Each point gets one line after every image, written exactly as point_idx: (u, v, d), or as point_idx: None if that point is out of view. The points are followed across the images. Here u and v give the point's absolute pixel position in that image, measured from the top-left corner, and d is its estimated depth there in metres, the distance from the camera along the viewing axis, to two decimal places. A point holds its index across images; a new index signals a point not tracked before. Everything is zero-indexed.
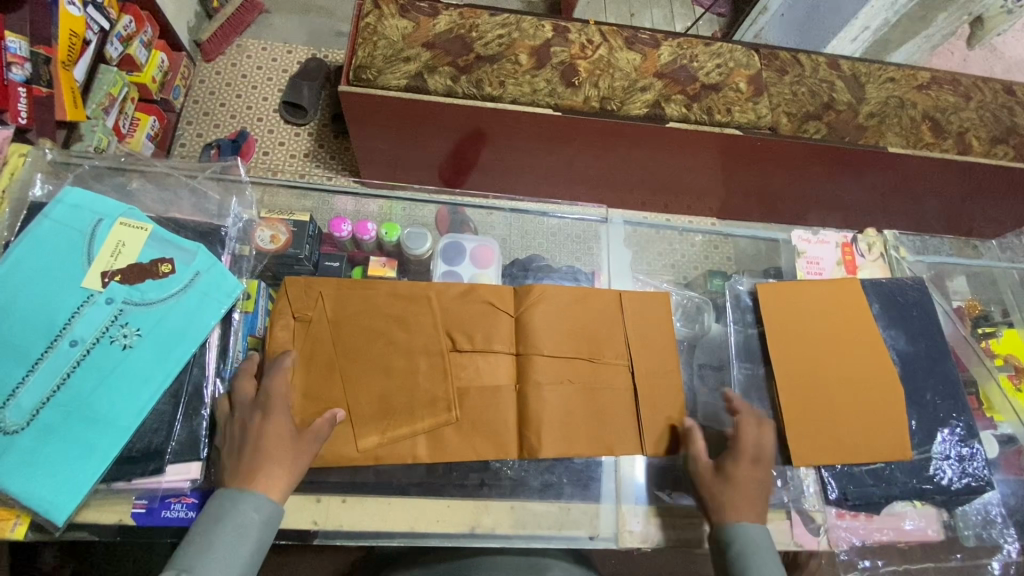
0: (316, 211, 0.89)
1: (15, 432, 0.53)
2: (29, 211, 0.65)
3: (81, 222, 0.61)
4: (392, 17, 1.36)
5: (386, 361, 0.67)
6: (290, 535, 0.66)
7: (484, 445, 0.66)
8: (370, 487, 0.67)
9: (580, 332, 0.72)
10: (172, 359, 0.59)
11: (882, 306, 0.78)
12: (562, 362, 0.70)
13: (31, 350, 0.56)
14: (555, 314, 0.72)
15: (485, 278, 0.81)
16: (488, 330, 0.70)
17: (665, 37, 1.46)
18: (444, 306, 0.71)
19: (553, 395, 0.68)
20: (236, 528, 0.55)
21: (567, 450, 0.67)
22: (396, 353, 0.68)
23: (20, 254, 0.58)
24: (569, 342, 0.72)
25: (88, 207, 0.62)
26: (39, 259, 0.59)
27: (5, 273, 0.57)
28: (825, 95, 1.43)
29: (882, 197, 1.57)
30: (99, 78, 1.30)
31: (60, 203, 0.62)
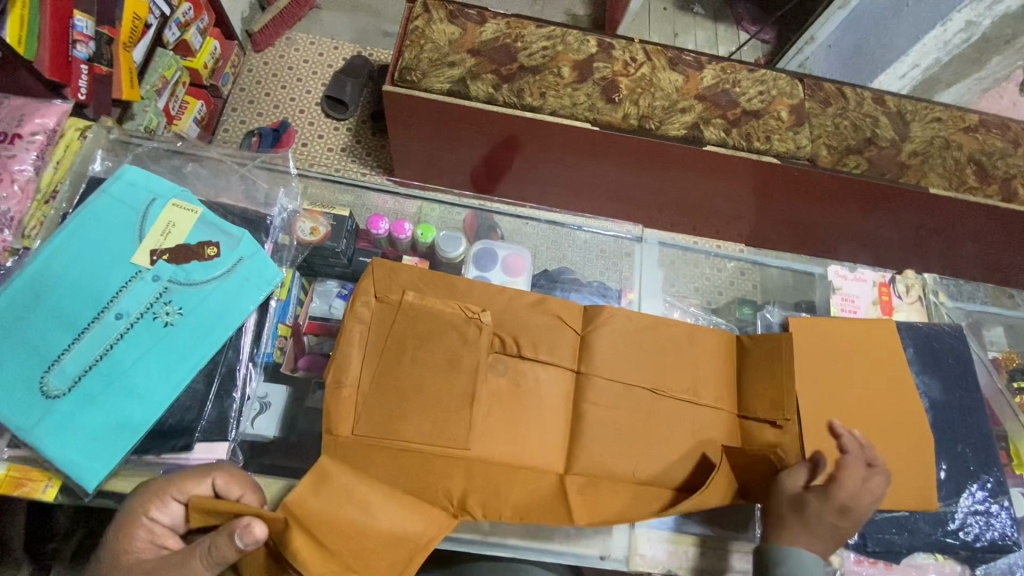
0: (354, 208, 0.91)
1: (57, 396, 0.55)
2: (89, 185, 0.67)
3: (136, 200, 0.64)
4: (440, 21, 1.38)
5: (453, 355, 0.67)
6: None
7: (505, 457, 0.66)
8: None
9: (645, 359, 0.72)
10: (209, 340, 0.60)
11: (917, 350, 0.76)
12: (620, 386, 0.71)
13: (80, 319, 0.58)
14: (619, 339, 0.73)
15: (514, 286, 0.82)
16: (552, 343, 0.71)
17: (709, 60, 1.45)
18: (513, 311, 0.73)
19: (605, 423, 0.68)
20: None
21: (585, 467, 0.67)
22: (449, 363, 0.67)
23: (77, 226, 0.61)
24: (628, 363, 0.72)
25: (144, 187, 0.64)
26: (93, 232, 0.61)
27: (61, 244, 0.60)
28: (868, 130, 1.42)
29: (918, 238, 1.54)
30: (155, 61, 1.35)
31: (119, 180, 0.64)
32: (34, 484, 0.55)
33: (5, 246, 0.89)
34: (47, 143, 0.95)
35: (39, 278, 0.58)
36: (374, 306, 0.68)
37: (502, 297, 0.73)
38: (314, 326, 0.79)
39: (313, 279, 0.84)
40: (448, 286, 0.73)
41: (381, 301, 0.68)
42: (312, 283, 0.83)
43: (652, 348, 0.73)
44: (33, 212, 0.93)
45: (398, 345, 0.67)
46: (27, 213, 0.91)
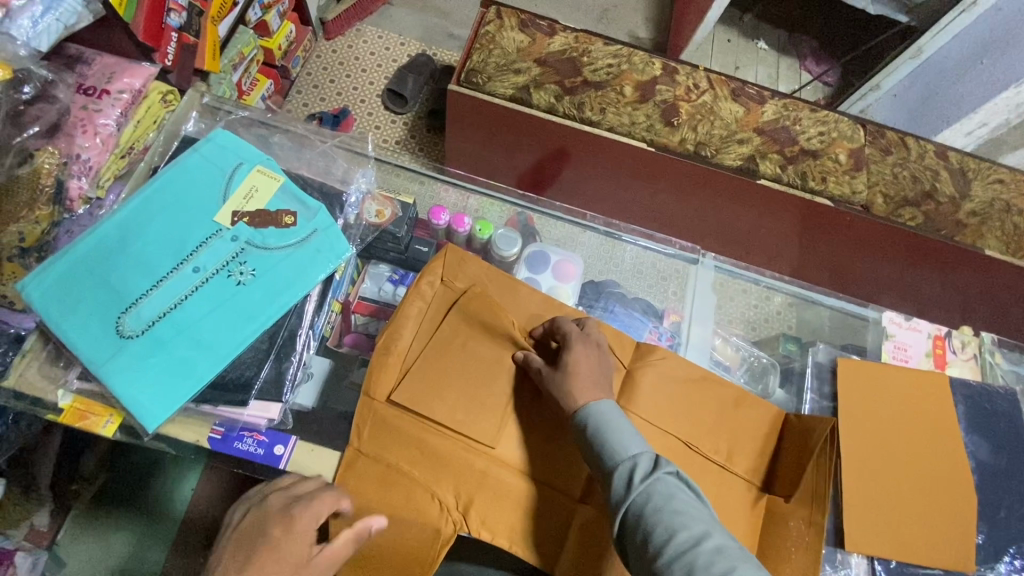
0: (419, 196, 0.93)
1: (130, 337, 0.57)
2: (182, 143, 0.71)
3: (224, 162, 0.67)
4: (511, 29, 1.41)
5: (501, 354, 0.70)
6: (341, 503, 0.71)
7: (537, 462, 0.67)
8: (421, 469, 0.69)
9: (689, 385, 0.73)
10: (277, 303, 0.61)
11: (968, 408, 0.74)
12: (661, 406, 0.71)
13: (160, 268, 0.61)
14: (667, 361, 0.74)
15: (563, 292, 0.84)
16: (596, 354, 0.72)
17: (772, 95, 1.45)
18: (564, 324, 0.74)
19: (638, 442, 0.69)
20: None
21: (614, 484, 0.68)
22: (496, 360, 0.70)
23: (170, 180, 0.64)
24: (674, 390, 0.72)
25: (233, 151, 0.67)
26: (183, 188, 0.64)
27: (152, 196, 0.63)
28: (927, 183, 1.39)
29: (965, 300, 1.49)
30: (235, 37, 1.41)
31: (211, 142, 0.68)
32: (97, 418, 0.58)
33: (80, 194, 0.94)
34: (131, 102, 1.00)
35: (128, 225, 0.62)
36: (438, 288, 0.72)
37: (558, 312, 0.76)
38: (363, 307, 0.82)
39: (367, 261, 0.85)
40: (502, 281, 0.75)
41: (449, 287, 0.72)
42: (366, 265, 0.85)
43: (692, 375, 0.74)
44: (109, 165, 0.98)
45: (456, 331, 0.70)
46: (104, 165, 0.96)
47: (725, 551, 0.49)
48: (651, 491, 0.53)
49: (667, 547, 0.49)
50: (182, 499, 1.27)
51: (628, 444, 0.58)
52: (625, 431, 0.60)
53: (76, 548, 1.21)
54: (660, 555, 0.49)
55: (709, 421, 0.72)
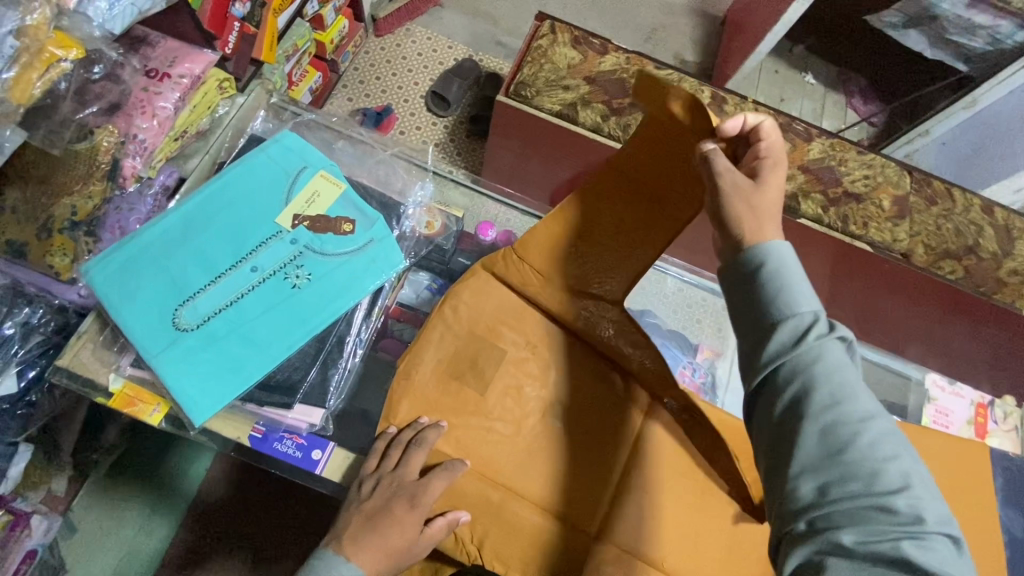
0: (469, 209, 0.94)
1: (185, 330, 0.59)
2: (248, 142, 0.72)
3: (289, 164, 0.68)
4: (563, 45, 1.41)
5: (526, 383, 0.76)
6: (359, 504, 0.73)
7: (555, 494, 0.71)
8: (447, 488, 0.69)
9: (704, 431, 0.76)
10: (329, 310, 0.62)
11: (1006, 481, 0.73)
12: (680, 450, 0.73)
13: (220, 263, 0.62)
14: (685, 408, 0.76)
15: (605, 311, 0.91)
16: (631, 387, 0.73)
17: (819, 134, 1.44)
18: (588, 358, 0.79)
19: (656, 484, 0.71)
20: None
21: (634, 522, 0.69)
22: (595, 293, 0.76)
23: (235, 177, 0.66)
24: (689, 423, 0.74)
25: (298, 154, 0.68)
26: (247, 186, 0.66)
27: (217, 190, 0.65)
28: (970, 238, 1.37)
29: (996, 359, 1.46)
30: (291, 29, 1.43)
31: (277, 142, 0.69)
32: (144, 406, 0.59)
33: (134, 172, 0.96)
34: (190, 87, 1.00)
35: (193, 216, 0.64)
36: (512, 262, 0.77)
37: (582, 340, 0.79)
38: (400, 313, 0.83)
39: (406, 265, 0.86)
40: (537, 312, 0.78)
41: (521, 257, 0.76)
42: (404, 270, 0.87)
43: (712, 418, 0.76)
44: (163, 148, 1.00)
45: (486, 344, 0.76)
46: (157, 147, 0.98)
47: (886, 436, 0.49)
48: (821, 353, 0.50)
49: (822, 415, 0.49)
50: (194, 476, 1.30)
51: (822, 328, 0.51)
52: (800, 279, 0.54)
53: (89, 519, 1.23)
54: (813, 419, 0.49)
55: (728, 467, 0.74)
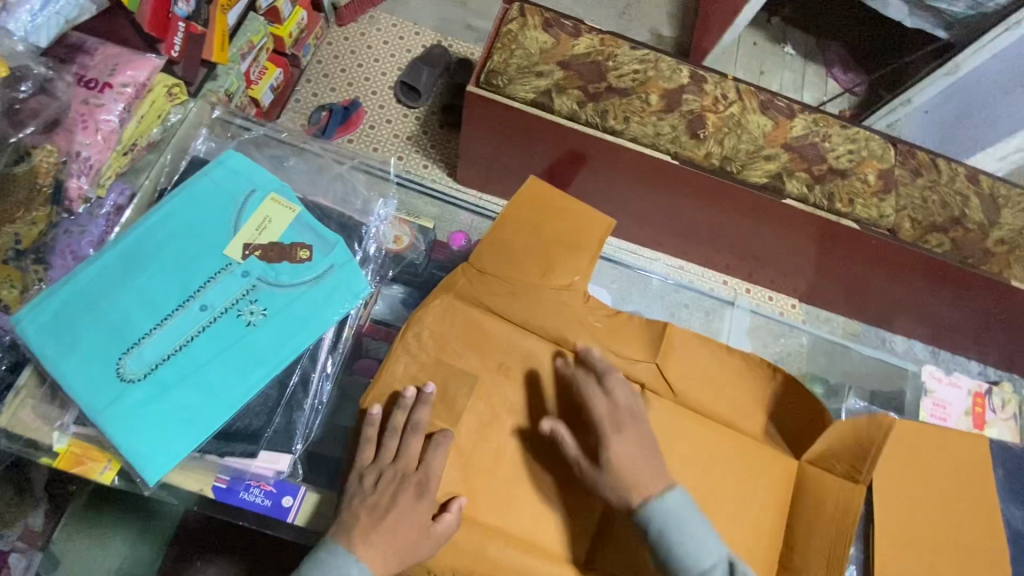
0: (438, 220, 0.93)
1: (131, 381, 0.58)
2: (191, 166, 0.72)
3: (237, 188, 0.67)
4: (534, 28, 1.35)
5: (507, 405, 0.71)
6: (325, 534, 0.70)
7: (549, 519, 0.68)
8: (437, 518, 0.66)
9: (693, 441, 0.73)
10: (290, 346, 0.63)
11: (1007, 472, 0.72)
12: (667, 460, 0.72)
13: (166, 304, 0.62)
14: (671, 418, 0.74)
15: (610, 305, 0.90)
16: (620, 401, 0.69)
17: (802, 109, 1.40)
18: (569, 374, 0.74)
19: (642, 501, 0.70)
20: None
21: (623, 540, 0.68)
22: (559, 291, 0.78)
23: (176, 207, 0.65)
24: (675, 434, 0.73)
25: (245, 177, 0.68)
26: (190, 217, 0.65)
27: (157, 225, 0.64)
28: (956, 209, 1.35)
29: (981, 325, 1.47)
30: (245, 25, 1.34)
31: (221, 165, 0.68)
32: (94, 463, 0.60)
33: (81, 193, 0.89)
34: (135, 97, 0.94)
35: (132, 256, 0.62)
36: (472, 278, 0.78)
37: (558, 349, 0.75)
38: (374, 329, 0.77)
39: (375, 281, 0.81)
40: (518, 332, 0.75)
41: (481, 270, 0.78)
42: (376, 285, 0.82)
43: (701, 432, 0.74)
44: (110, 163, 0.93)
45: (456, 368, 0.71)
46: (105, 164, 0.91)
47: None
48: None
49: None
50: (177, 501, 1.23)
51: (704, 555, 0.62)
52: (684, 534, 0.63)
53: (71, 548, 1.19)
54: None
55: (719, 476, 0.72)
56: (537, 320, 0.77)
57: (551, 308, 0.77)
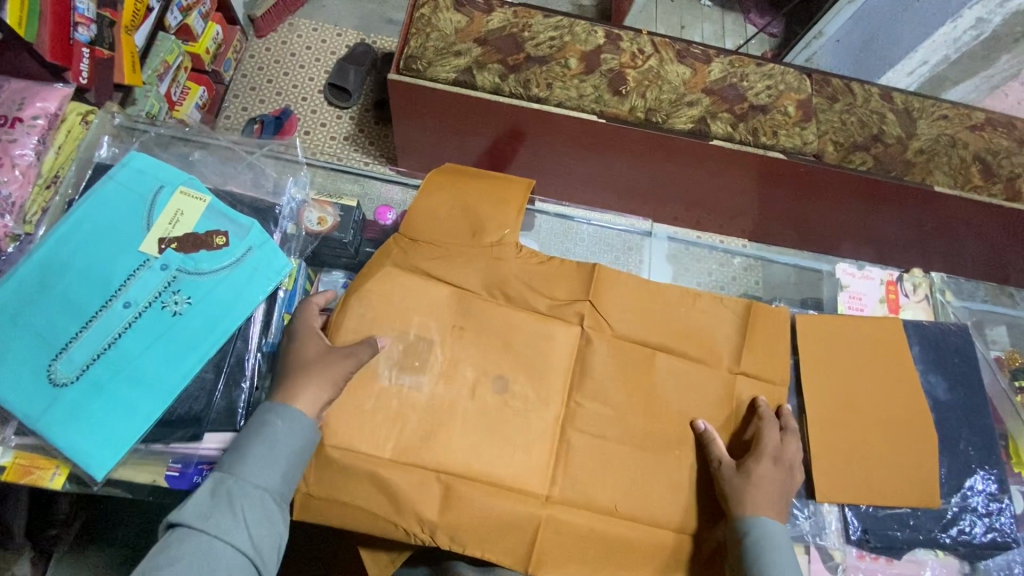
0: (362, 197, 0.97)
1: (65, 383, 0.64)
2: (95, 172, 0.81)
3: (145, 186, 0.74)
4: (446, 10, 1.36)
5: (458, 368, 0.74)
6: None
7: (517, 465, 0.72)
8: (408, 484, 0.69)
9: (633, 373, 0.78)
10: (218, 329, 0.70)
11: (924, 348, 0.84)
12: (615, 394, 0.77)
13: (90, 307, 0.67)
14: (611, 355, 0.78)
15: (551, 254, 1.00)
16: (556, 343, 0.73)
17: (717, 53, 1.43)
18: (511, 328, 0.77)
19: (593, 433, 0.75)
20: (280, 446, 0.64)
21: (585, 476, 0.73)
22: (496, 248, 0.80)
23: (86, 212, 0.70)
24: (617, 369, 0.78)
25: (151, 174, 0.74)
26: (101, 222, 0.71)
27: (69, 235, 0.69)
28: (875, 126, 1.38)
29: (920, 237, 1.48)
30: (156, 46, 1.33)
31: (127, 167, 0.74)
32: (43, 472, 0.64)
33: (6, 231, 0.84)
34: (48, 128, 0.91)
35: (46, 268, 0.67)
36: (406, 246, 0.80)
37: (499, 305, 0.78)
38: None
39: (319, 269, 0.87)
40: (458, 295, 0.77)
41: (413, 238, 0.79)
42: (318, 274, 0.87)
43: (641, 360, 0.78)
44: (35, 198, 0.89)
45: (404, 337, 0.74)
46: (27, 199, 0.87)
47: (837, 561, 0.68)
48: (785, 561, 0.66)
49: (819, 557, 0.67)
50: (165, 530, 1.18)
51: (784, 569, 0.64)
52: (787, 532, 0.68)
53: None
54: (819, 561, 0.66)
55: (665, 403, 0.77)
56: (476, 279, 0.78)
57: (488, 261, 0.79)
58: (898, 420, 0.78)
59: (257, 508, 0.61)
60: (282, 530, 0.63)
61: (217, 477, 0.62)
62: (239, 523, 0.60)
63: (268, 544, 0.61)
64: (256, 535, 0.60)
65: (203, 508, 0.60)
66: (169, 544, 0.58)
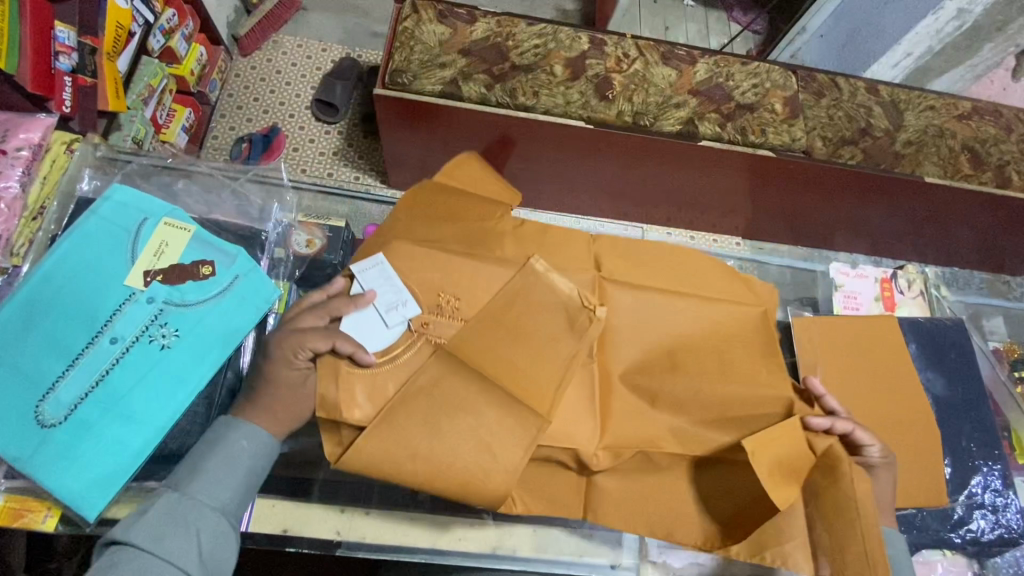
0: (350, 218, 0.97)
1: (53, 426, 0.63)
2: (78, 205, 0.80)
3: (128, 219, 0.73)
4: (430, 22, 1.36)
5: None
6: (269, 539, 0.72)
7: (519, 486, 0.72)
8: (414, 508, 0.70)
9: None
10: (206, 363, 0.69)
11: (920, 346, 0.84)
12: None
13: (76, 345, 0.66)
14: None
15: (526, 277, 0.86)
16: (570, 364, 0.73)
17: (702, 54, 1.43)
18: None
19: None
20: (245, 456, 0.62)
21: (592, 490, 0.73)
22: None
23: (70, 246, 0.70)
24: None
25: (135, 207, 0.74)
26: (84, 256, 0.70)
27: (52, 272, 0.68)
28: (862, 120, 1.37)
29: (914, 229, 1.47)
30: (139, 70, 1.32)
31: (109, 201, 0.73)
32: (34, 514, 0.63)
33: None
34: (33, 158, 0.90)
35: (30, 308, 0.66)
36: None
37: None
38: None
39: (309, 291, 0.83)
40: None
41: None
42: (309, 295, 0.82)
43: None
44: (22, 230, 0.87)
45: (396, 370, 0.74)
46: (14, 231, 0.86)
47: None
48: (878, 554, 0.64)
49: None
50: None
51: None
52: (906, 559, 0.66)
53: None
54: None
55: None
56: None
57: None
58: (903, 422, 0.78)
59: (209, 524, 0.58)
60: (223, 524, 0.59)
61: (167, 499, 0.58)
62: (192, 542, 0.56)
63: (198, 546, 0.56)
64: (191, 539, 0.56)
65: (154, 528, 0.56)
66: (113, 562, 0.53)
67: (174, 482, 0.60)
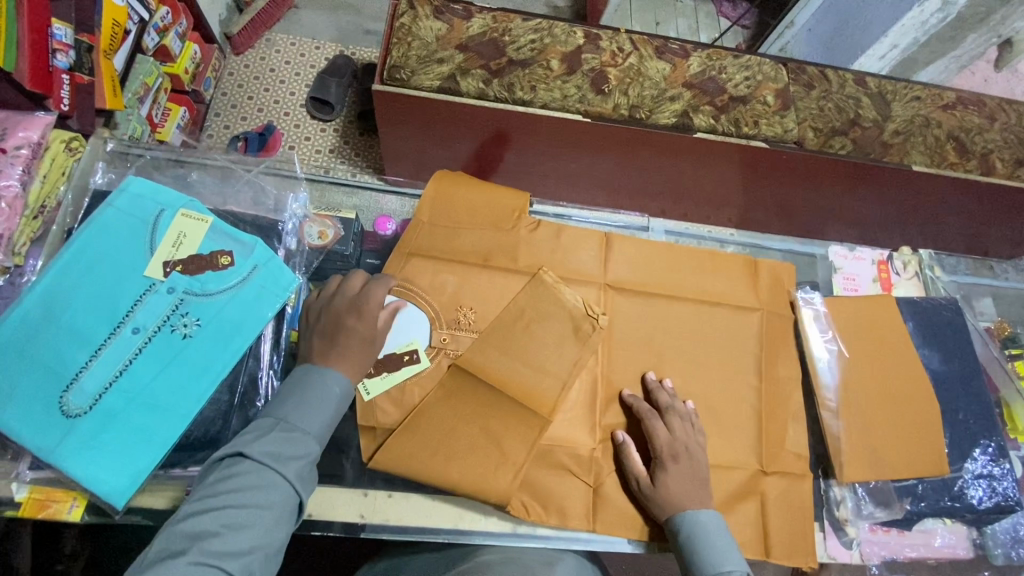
0: (361, 208, 0.97)
1: (79, 415, 0.64)
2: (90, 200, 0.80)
3: (145, 210, 0.73)
4: (426, 18, 1.36)
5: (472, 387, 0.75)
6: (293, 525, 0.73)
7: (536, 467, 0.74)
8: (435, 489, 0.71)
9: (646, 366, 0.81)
10: (230, 350, 0.70)
11: (916, 323, 0.87)
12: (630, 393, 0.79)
13: (98, 336, 0.67)
14: (625, 355, 0.81)
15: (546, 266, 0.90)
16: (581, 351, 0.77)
17: (695, 48, 1.45)
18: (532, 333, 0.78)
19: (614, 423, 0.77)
20: (336, 399, 0.68)
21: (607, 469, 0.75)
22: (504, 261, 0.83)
23: (88, 238, 0.70)
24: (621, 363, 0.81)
25: (150, 199, 0.74)
26: (103, 247, 0.71)
27: (70, 264, 0.68)
28: (851, 111, 1.40)
29: (904, 216, 1.51)
30: (135, 69, 1.32)
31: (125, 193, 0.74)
32: (60, 504, 0.64)
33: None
34: (33, 158, 0.87)
35: (50, 300, 0.67)
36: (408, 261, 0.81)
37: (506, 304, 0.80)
38: None
39: None
40: (476, 300, 0.81)
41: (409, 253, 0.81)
42: None
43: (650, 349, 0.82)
44: (23, 228, 0.84)
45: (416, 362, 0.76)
46: (16, 229, 0.83)
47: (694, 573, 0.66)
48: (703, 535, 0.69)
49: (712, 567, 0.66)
50: None
51: (723, 559, 0.67)
52: (721, 545, 0.68)
53: None
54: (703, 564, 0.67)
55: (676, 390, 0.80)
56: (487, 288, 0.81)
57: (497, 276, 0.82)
58: (902, 397, 0.81)
59: (306, 452, 0.63)
60: (314, 451, 0.64)
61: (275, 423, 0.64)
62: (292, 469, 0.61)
63: (294, 467, 0.61)
64: (287, 458, 0.62)
65: (270, 448, 0.61)
66: (234, 471, 0.59)
67: (281, 410, 0.65)
